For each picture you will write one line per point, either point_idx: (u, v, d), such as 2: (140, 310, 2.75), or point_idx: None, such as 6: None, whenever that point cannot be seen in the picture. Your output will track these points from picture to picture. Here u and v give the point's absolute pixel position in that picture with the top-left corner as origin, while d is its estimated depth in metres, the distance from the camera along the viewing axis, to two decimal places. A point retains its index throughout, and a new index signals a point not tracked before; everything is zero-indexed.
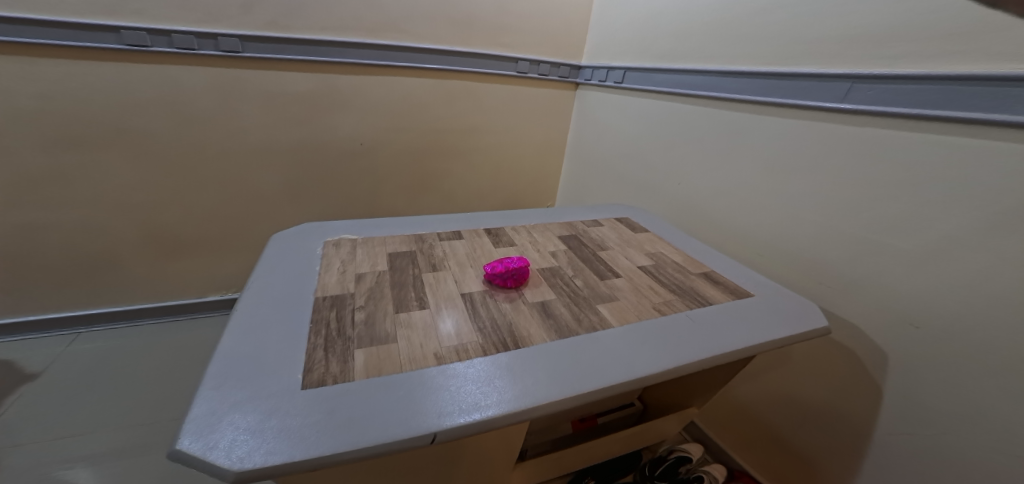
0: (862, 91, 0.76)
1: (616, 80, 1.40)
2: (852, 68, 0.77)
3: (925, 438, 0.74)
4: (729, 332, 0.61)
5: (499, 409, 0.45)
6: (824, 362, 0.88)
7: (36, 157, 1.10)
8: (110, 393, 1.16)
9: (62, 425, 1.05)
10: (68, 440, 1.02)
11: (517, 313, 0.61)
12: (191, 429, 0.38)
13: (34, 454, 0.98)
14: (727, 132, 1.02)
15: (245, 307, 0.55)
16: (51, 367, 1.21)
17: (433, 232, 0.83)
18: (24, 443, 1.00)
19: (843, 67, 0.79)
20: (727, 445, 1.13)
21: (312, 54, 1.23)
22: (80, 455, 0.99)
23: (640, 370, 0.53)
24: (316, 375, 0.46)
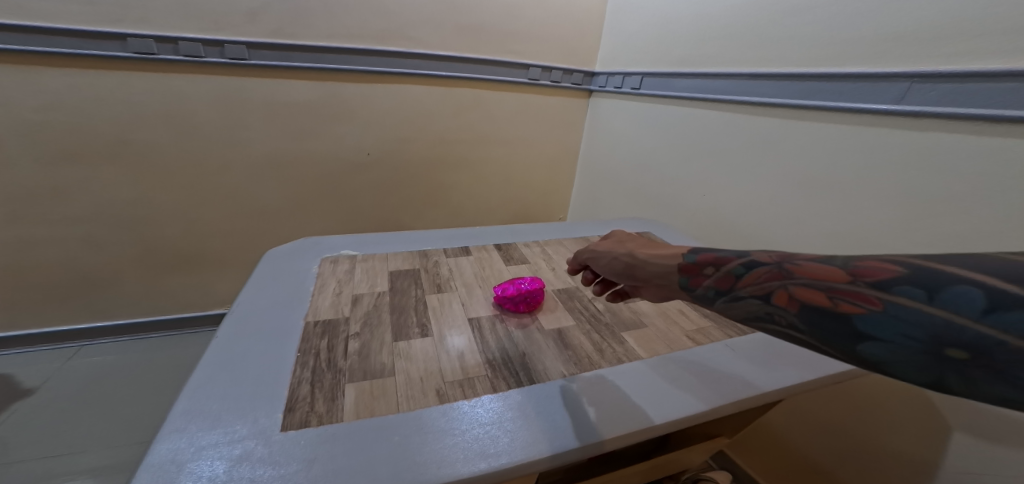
0: (920, 93, 0.67)
1: (632, 86, 1.34)
2: (904, 68, 0.69)
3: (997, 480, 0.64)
4: (774, 366, 0.54)
5: (510, 456, 0.38)
6: (877, 392, 0.79)
7: (38, 167, 1.08)
8: (109, 407, 1.12)
9: (50, 443, 1.00)
10: (57, 459, 0.97)
11: (530, 342, 0.54)
12: (144, 481, 0.32)
13: (29, 470, 0.94)
14: (756, 141, 0.95)
15: (226, 336, 0.50)
16: (51, 380, 1.18)
17: (439, 248, 0.77)
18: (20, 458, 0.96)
19: (894, 67, 0.71)
20: (757, 476, 1.04)
21: (319, 62, 1.20)
22: (80, 471, 0.95)
23: (673, 411, 0.45)
24: (298, 415, 0.40)
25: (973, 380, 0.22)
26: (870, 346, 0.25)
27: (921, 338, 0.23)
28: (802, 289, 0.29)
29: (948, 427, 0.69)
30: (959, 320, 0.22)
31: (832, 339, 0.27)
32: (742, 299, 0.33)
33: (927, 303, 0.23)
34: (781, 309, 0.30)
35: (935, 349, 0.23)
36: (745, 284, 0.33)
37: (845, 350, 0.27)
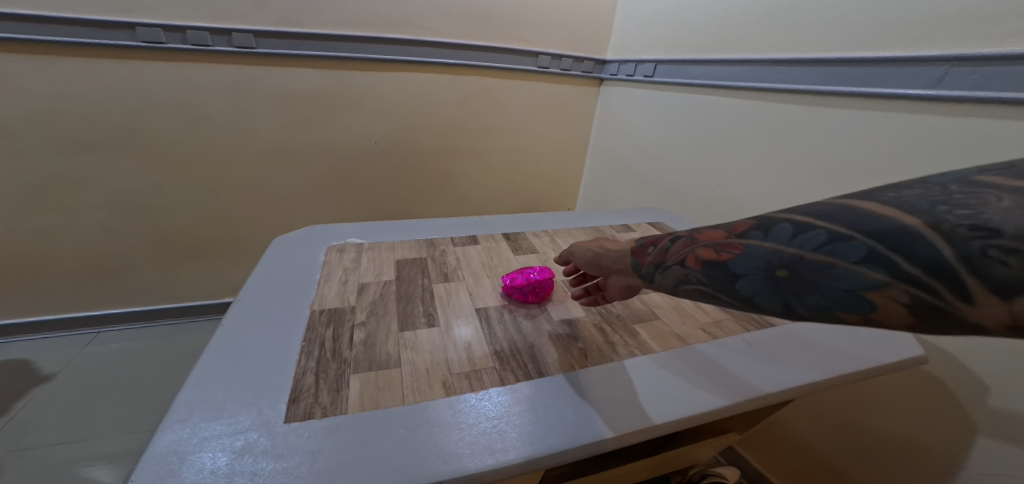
0: (959, 77, 0.63)
1: (645, 74, 1.30)
2: (944, 51, 0.65)
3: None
4: (793, 361, 0.52)
5: (518, 452, 0.37)
6: (895, 389, 0.76)
7: (52, 156, 1.09)
8: (126, 393, 1.14)
9: (70, 428, 1.02)
10: (76, 444, 0.99)
11: (539, 333, 0.53)
12: (147, 472, 0.32)
13: (52, 452, 0.97)
14: (775, 129, 0.91)
15: (231, 324, 0.49)
16: (69, 366, 1.20)
17: (446, 237, 0.76)
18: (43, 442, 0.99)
19: (931, 50, 0.67)
20: (766, 471, 1.03)
21: (326, 50, 1.19)
22: (101, 454, 0.97)
23: (687, 406, 0.44)
24: (302, 405, 0.39)
25: (795, 291, 0.31)
26: (742, 280, 0.34)
27: (763, 265, 0.33)
28: (701, 249, 0.38)
29: (972, 427, 0.67)
30: (779, 249, 0.32)
31: (718, 285, 0.36)
32: (667, 269, 0.41)
33: (763, 240, 0.34)
34: (688, 269, 0.39)
35: (771, 272, 0.32)
36: (666, 256, 0.41)
37: (726, 289, 0.35)
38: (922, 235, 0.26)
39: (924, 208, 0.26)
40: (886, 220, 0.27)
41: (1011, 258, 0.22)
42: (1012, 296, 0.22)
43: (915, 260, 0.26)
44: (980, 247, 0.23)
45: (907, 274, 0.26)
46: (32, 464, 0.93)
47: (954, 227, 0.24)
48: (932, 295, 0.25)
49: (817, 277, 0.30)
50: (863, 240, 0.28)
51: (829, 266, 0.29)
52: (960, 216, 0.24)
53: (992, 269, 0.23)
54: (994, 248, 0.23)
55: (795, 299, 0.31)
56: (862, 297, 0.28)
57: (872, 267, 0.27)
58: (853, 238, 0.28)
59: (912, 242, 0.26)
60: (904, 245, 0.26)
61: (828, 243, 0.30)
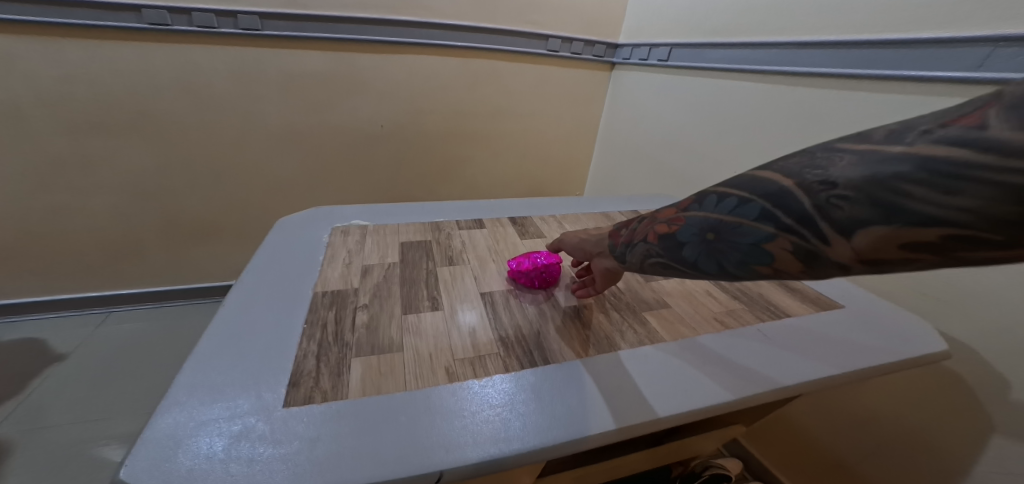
0: (1004, 58, 0.60)
1: (659, 58, 1.26)
2: (991, 30, 0.61)
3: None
4: (808, 353, 0.50)
5: (523, 442, 0.36)
6: (910, 385, 0.75)
7: (62, 138, 1.09)
8: (138, 373, 1.16)
9: (85, 407, 1.04)
10: (91, 422, 1.01)
11: (546, 320, 0.52)
12: (143, 455, 0.31)
13: (68, 430, 0.99)
14: (796, 116, 0.87)
15: (232, 306, 0.48)
16: (82, 345, 1.22)
17: (452, 220, 0.75)
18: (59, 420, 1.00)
19: (975, 30, 0.63)
20: (769, 464, 1.02)
21: (333, 32, 1.16)
22: (115, 433, 0.99)
23: (696, 397, 0.42)
24: (302, 390, 0.38)
25: (721, 250, 0.37)
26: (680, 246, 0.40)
27: (695, 230, 0.38)
28: (657, 225, 0.43)
29: (989, 426, 0.66)
30: (706, 215, 0.38)
31: (668, 253, 0.41)
32: (632, 246, 0.45)
33: (694, 209, 0.39)
34: (647, 243, 0.43)
35: (701, 235, 0.38)
36: (633, 236, 0.46)
37: (676, 256, 0.40)
38: (792, 193, 0.32)
39: (796, 170, 0.32)
40: (771, 183, 0.34)
41: (844, 203, 0.29)
42: (850, 234, 0.29)
43: (789, 212, 0.32)
44: (825, 198, 0.30)
45: (785, 225, 0.32)
46: (49, 442, 0.95)
47: (812, 184, 0.31)
48: (804, 240, 0.31)
49: (732, 237, 0.36)
50: (759, 201, 0.34)
51: (739, 226, 0.35)
52: (815, 175, 0.31)
53: (835, 214, 0.29)
54: (834, 197, 0.29)
55: (722, 257, 0.37)
56: (764, 249, 0.34)
57: (764, 224, 0.33)
58: (751, 200, 0.35)
59: (787, 198, 0.32)
60: (784, 203, 0.33)
61: (737, 206, 0.36)
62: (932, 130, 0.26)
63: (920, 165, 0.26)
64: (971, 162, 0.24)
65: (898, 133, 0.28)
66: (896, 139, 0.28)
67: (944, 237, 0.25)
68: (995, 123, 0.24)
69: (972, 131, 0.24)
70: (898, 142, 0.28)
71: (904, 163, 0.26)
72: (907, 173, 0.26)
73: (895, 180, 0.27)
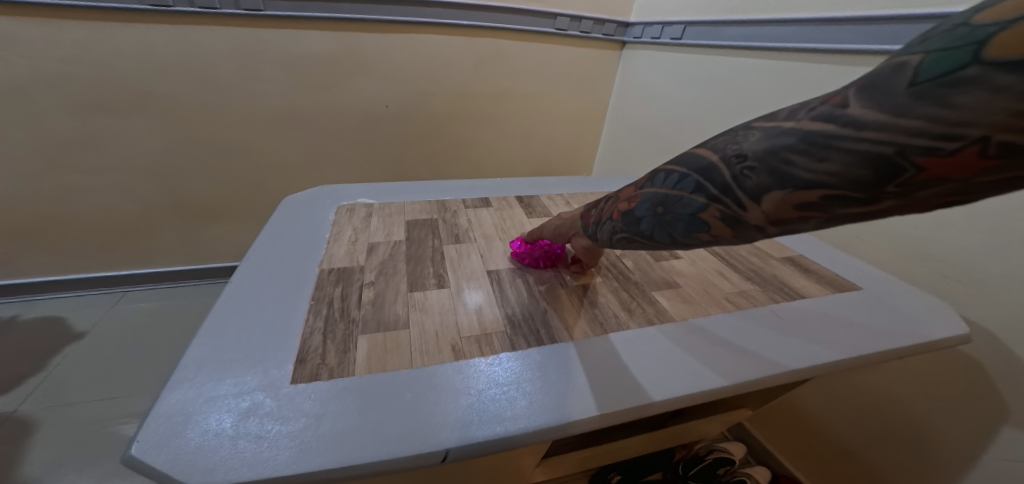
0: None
1: (672, 37, 1.22)
2: None
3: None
4: (818, 335, 0.49)
5: (526, 422, 0.35)
6: (923, 371, 0.74)
7: (70, 120, 1.08)
8: (155, 352, 1.18)
9: (105, 385, 1.06)
10: (112, 400, 1.03)
11: (552, 299, 0.51)
12: (154, 431, 0.31)
13: (89, 407, 1.01)
14: (816, 93, 0.84)
15: (240, 282, 0.48)
16: (99, 324, 1.24)
17: (458, 199, 0.73)
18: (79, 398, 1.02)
19: None
20: (773, 448, 1.02)
21: (336, 11, 1.13)
22: (135, 411, 1.02)
23: (703, 377, 0.42)
24: (309, 367, 0.38)
25: (670, 224, 0.35)
26: (635, 222, 0.38)
27: (648, 206, 0.37)
28: (619, 203, 0.42)
29: (1003, 415, 0.65)
30: (654, 190, 0.36)
31: (629, 227, 0.39)
32: (600, 224, 0.44)
33: (647, 186, 0.37)
34: (613, 221, 0.42)
35: (652, 210, 0.36)
36: (602, 214, 0.44)
37: (636, 231, 0.39)
38: (716, 166, 0.31)
39: (718, 145, 0.31)
40: (702, 156, 0.32)
41: (751, 173, 0.28)
42: (756, 201, 0.28)
43: (713, 183, 0.30)
44: (739, 170, 0.29)
45: (713, 195, 0.30)
46: (73, 418, 0.98)
47: (729, 157, 0.30)
48: (729, 208, 0.30)
49: (675, 209, 0.34)
50: (693, 175, 0.33)
51: (680, 199, 0.33)
52: (731, 148, 0.30)
53: (746, 183, 0.28)
54: (745, 168, 0.28)
55: (672, 229, 0.34)
56: (699, 219, 0.32)
57: (696, 195, 0.32)
58: (688, 174, 0.33)
59: (711, 170, 0.31)
60: (708, 174, 0.31)
61: (679, 180, 0.34)
62: (815, 107, 0.26)
63: (801, 138, 0.25)
64: (837, 133, 0.24)
65: (794, 110, 0.27)
66: (792, 115, 0.27)
67: (824, 200, 0.25)
68: (854, 102, 0.24)
69: (836, 108, 0.24)
70: (791, 118, 0.27)
71: (790, 136, 0.26)
72: (795, 144, 0.26)
73: (784, 151, 0.26)
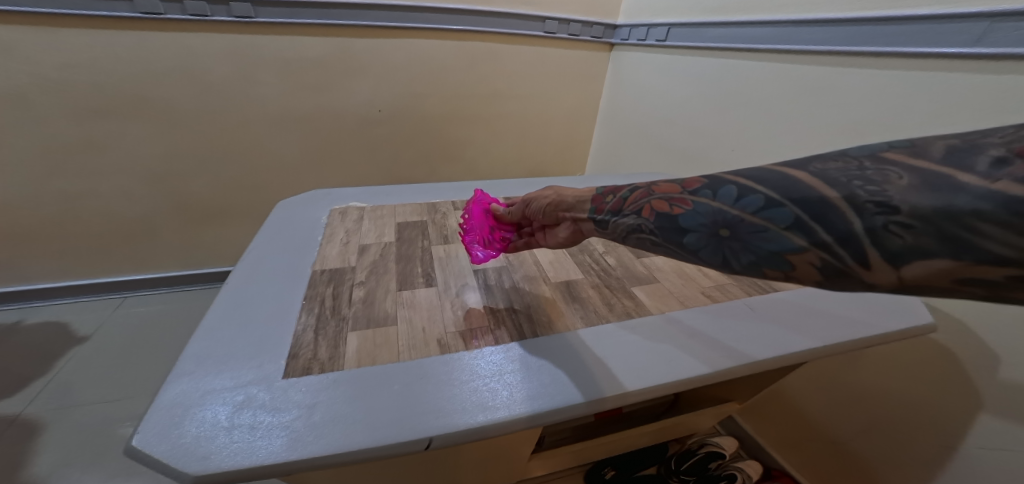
0: (1005, 31, 0.58)
1: (659, 38, 1.24)
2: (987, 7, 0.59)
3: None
4: (795, 327, 0.51)
5: (509, 412, 0.37)
6: (904, 362, 0.76)
7: (67, 127, 1.10)
8: (156, 355, 1.19)
9: (107, 388, 1.08)
10: (113, 401, 1.05)
11: (537, 296, 0.53)
12: (155, 421, 0.33)
13: (92, 410, 1.02)
14: (796, 91, 0.86)
15: (236, 281, 0.50)
16: (101, 328, 1.25)
17: (449, 200, 0.75)
18: (82, 401, 1.03)
19: (979, 4, 0.61)
20: (765, 442, 1.04)
21: (328, 17, 1.16)
22: (138, 413, 1.03)
23: (681, 368, 0.44)
24: (301, 361, 0.40)
25: (733, 250, 0.32)
26: (689, 238, 0.35)
27: (708, 222, 0.34)
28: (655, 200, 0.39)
29: (978, 404, 0.67)
30: (722, 208, 0.33)
31: (666, 234, 0.36)
32: (619, 215, 0.41)
33: (708, 197, 0.35)
34: (640, 218, 0.39)
35: (712, 229, 0.33)
36: (623, 205, 0.42)
37: (671, 239, 0.36)
38: (839, 206, 0.27)
39: (840, 180, 0.28)
40: (811, 189, 0.29)
41: (906, 232, 0.25)
42: (902, 264, 0.25)
43: (831, 229, 0.27)
44: (882, 223, 0.26)
45: (822, 242, 0.28)
46: (76, 420, 0.99)
47: (865, 202, 0.26)
48: (837, 259, 0.27)
49: (751, 238, 0.31)
50: (791, 207, 0.30)
51: (763, 230, 0.31)
52: (869, 191, 0.26)
53: (890, 242, 0.25)
54: (894, 224, 0.25)
55: (732, 255, 0.32)
56: (783, 258, 0.30)
57: (796, 233, 0.29)
58: (783, 204, 0.30)
59: (827, 210, 0.28)
60: (824, 215, 0.28)
61: (764, 207, 0.31)
62: (1004, 158, 0.23)
63: (1002, 203, 0.22)
64: None
65: (961, 154, 0.25)
66: (961, 161, 0.24)
67: (1006, 279, 0.23)
68: None
69: None
70: (967, 169, 0.24)
71: (982, 197, 0.22)
72: (989, 211, 0.22)
73: (969, 216, 0.23)
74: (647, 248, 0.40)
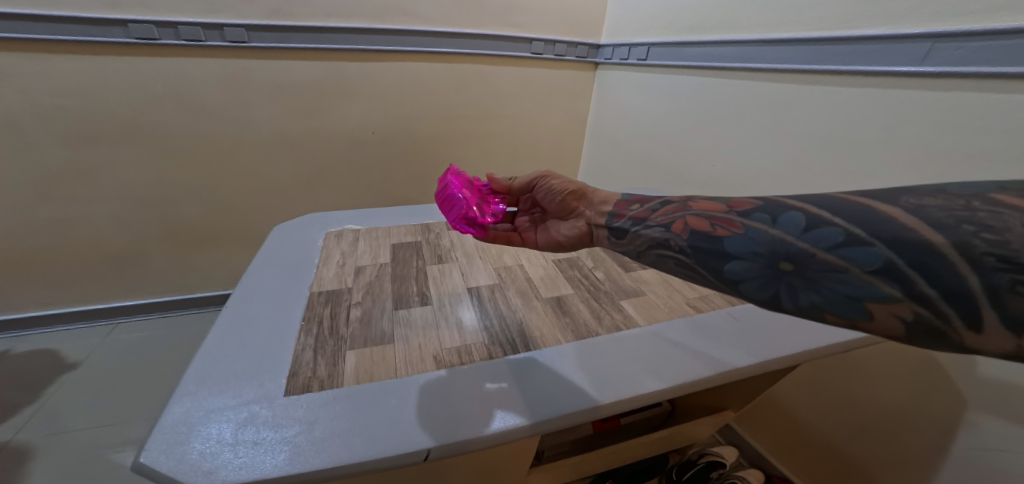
0: (945, 51, 0.62)
1: (639, 57, 1.30)
2: (928, 27, 0.64)
3: (1018, 455, 0.63)
4: (777, 335, 0.54)
5: (505, 422, 0.39)
6: (889, 365, 0.78)
7: (61, 153, 1.11)
8: (149, 380, 1.18)
9: (98, 415, 1.06)
10: (105, 427, 1.03)
11: (529, 311, 0.55)
12: (160, 439, 0.34)
13: (82, 437, 1.00)
14: (768, 107, 0.90)
15: (234, 303, 0.52)
16: (92, 355, 1.23)
17: (441, 221, 0.78)
18: (73, 428, 1.02)
19: (920, 26, 0.65)
20: (765, 450, 1.05)
21: (319, 41, 1.19)
22: (130, 439, 1.01)
23: (669, 376, 0.46)
24: (301, 379, 0.41)
25: (795, 285, 0.33)
26: (737, 266, 0.36)
27: (768, 254, 0.35)
28: (691, 217, 0.42)
29: (962, 404, 0.69)
30: (786, 239, 0.34)
31: (709, 257, 0.38)
32: (647, 225, 0.45)
33: (766, 225, 0.36)
34: (673, 234, 0.42)
35: (773, 261, 0.34)
36: (653, 216, 0.46)
37: (714, 264, 0.38)
38: (946, 254, 0.27)
39: (947, 224, 0.28)
40: (908, 232, 0.29)
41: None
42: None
43: (934, 282, 0.27)
44: (1007, 281, 0.25)
45: (920, 294, 0.28)
46: (67, 448, 0.97)
47: (982, 255, 0.26)
48: (939, 316, 0.27)
49: (820, 276, 0.32)
50: (882, 248, 0.29)
51: (841, 270, 0.31)
52: (987, 241, 0.26)
53: (1018, 305, 0.24)
54: (1022, 285, 0.24)
55: (794, 291, 0.33)
56: (862, 304, 0.30)
57: (884, 280, 0.29)
58: (870, 245, 0.30)
59: (931, 258, 0.27)
60: (923, 264, 0.28)
61: (842, 245, 0.31)
62: None
63: None
64: None
65: None
66: None
67: None
68: None
69: None
70: None
71: None
72: None
73: None
74: (671, 263, 0.42)
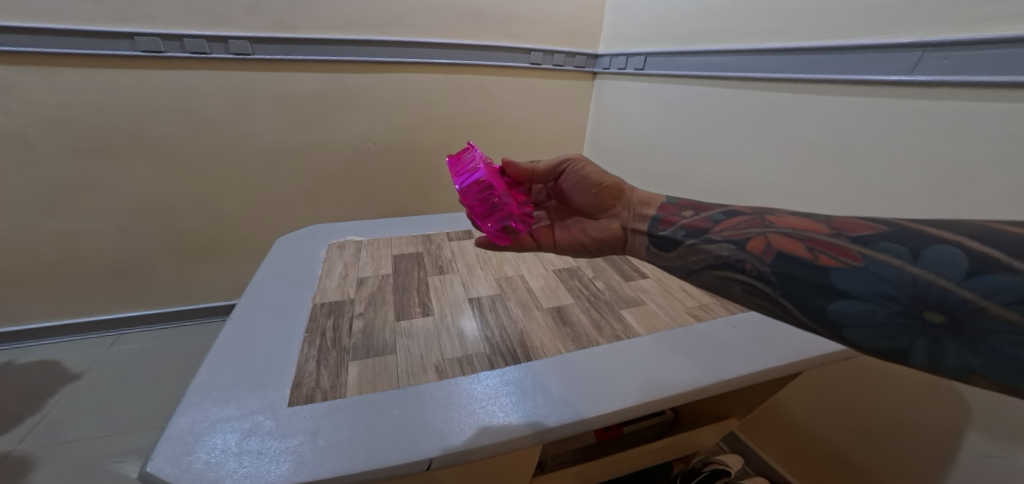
0: (934, 61, 0.63)
1: (636, 67, 1.31)
2: (917, 36, 0.65)
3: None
4: (779, 343, 0.54)
5: (506, 431, 0.39)
6: (893, 372, 0.77)
7: (68, 165, 1.13)
8: (150, 391, 1.18)
9: (101, 425, 1.06)
10: (105, 438, 1.03)
11: (530, 321, 0.55)
12: (164, 450, 0.34)
13: (83, 448, 1.00)
14: (764, 115, 0.91)
15: (238, 315, 0.52)
16: (95, 366, 1.24)
17: (443, 232, 0.78)
18: (74, 439, 1.02)
19: (910, 35, 0.66)
20: (771, 458, 1.04)
21: (321, 53, 1.21)
22: (131, 449, 1.01)
23: (671, 385, 0.46)
24: (304, 389, 0.42)
25: (943, 340, 0.30)
26: (859, 308, 0.33)
27: (910, 304, 0.31)
28: (774, 235, 0.41)
29: (967, 411, 0.68)
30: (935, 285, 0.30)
31: (821, 295, 0.35)
32: (716, 242, 0.44)
33: (906, 264, 0.32)
34: (761, 259, 0.40)
35: (917, 312, 0.31)
36: (727, 231, 0.45)
37: (826, 302, 0.35)
38: None
39: None
40: None
41: None
42: None
43: None
44: None
45: None
46: (68, 459, 0.97)
47: None
48: None
49: (981, 333, 0.28)
50: None
51: (1017, 332, 0.27)
52: None
53: None
54: None
55: (940, 347, 0.30)
56: None
57: None
58: None
59: None
60: None
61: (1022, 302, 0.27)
62: None
63: None
64: None
65: None
66: None
67: None
68: None
69: None
70: None
71: None
72: None
73: None
74: (764, 292, 0.39)
